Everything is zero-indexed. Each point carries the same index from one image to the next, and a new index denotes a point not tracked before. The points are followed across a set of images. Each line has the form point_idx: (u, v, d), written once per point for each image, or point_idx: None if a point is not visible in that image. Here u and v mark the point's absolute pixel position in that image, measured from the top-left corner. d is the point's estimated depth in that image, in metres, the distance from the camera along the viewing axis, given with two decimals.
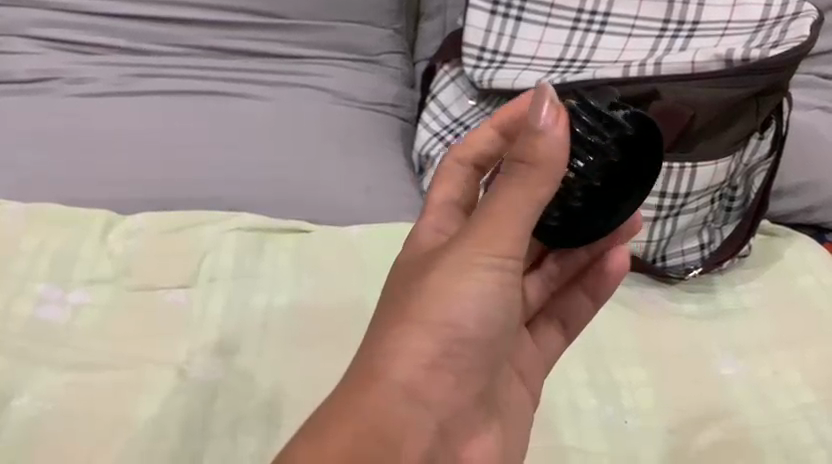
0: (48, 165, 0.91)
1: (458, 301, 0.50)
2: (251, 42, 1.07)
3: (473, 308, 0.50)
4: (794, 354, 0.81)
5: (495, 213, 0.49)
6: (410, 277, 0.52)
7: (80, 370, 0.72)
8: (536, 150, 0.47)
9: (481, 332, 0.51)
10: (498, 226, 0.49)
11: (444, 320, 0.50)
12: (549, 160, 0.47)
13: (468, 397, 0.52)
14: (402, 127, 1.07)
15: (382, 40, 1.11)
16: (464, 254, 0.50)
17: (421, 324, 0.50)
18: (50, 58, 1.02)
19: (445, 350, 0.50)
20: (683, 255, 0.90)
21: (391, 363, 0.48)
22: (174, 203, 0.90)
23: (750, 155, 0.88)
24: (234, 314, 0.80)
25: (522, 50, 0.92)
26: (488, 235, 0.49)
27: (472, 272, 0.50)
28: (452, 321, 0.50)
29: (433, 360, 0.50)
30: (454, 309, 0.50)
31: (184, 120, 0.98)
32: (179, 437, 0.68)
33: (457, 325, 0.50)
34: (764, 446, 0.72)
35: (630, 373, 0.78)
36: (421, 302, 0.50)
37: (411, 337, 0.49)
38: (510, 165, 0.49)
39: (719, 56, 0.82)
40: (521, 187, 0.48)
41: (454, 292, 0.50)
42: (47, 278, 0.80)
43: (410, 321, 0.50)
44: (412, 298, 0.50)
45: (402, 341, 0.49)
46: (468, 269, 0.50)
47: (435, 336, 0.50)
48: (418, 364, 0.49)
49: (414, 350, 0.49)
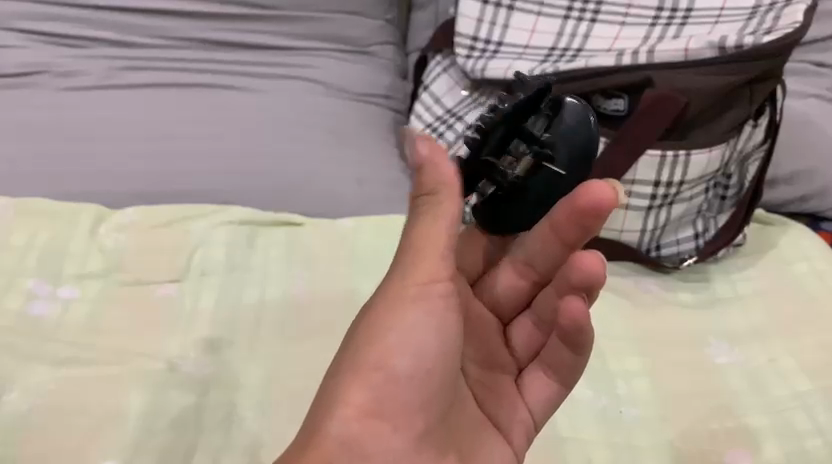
0: (37, 159, 0.90)
1: (388, 340, 0.51)
2: (242, 35, 1.06)
3: (400, 341, 0.51)
4: (791, 341, 0.81)
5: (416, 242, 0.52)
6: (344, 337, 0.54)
7: (69, 364, 0.72)
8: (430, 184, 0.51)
9: (413, 369, 0.51)
10: (420, 259, 0.52)
11: (371, 365, 0.51)
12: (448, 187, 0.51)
13: (414, 442, 0.52)
14: (395, 119, 1.06)
15: (372, 30, 1.10)
16: (391, 294, 0.52)
17: (352, 372, 0.50)
18: (38, 52, 1.01)
19: (376, 390, 0.50)
20: (677, 245, 0.90)
21: (328, 416, 0.49)
22: (165, 197, 0.89)
23: (744, 142, 0.87)
24: (225, 305, 0.79)
25: (514, 40, 0.91)
26: (408, 268, 0.52)
27: (398, 310, 0.52)
28: (382, 358, 0.51)
29: (366, 404, 0.50)
30: (380, 353, 0.51)
31: (175, 112, 0.97)
32: (170, 431, 0.67)
33: (385, 365, 0.51)
34: (759, 434, 0.72)
35: (624, 362, 0.78)
36: (352, 353, 0.51)
37: (345, 389, 0.50)
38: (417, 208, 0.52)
39: (713, 44, 0.81)
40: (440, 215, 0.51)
41: (385, 333, 0.52)
42: (36, 272, 0.80)
43: (343, 372, 0.51)
44: (344, 351, 0.52)
45: (338, 391, 0.50)
46: (394, 305, 0.52)
47: (366, 381, 0.50)
48: (355, 412, 0.50)
49: (351, 398, 0.50)
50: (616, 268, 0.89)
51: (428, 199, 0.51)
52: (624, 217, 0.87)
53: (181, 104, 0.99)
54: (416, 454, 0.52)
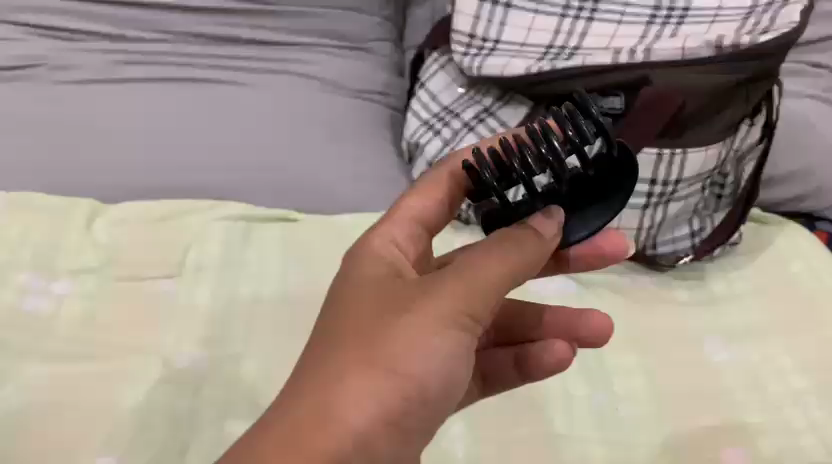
0: (32, 154, 0.90)
1: (431, 355, 0.44)
2: (238, 29, 1.06)
3: (443, 361, 0.45)
4: (786, 339, 0.81)
5: (488, 259, 0.46)
6: (374, 305, 0.46)
7: (64, 359, 0.72)
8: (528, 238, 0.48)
9: (442, 396, 0.46)
10: (481, 286, 0.46)
11: (407, 374, 0.44)
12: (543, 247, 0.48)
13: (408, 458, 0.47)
14: (392, 116, 1.06)
15: (369, 27, 1.09)
16: (443, 303, 0.45)
17: (386, 373, 0.43)
18: (33, 44, 1.01)
19: (403, 400, 0.44)
20: (674, 243, 0.89)
21: (352, 411, 0.42)
22: (165, 193, 0.90)
23: (741, 141, 0.88)
24: (221, 300, 0.79)
25: (510, 38, 0.91)
26: (480, 291, 0.46)
27: (448, 327, 0.45)
28: (420, 372, 0.44)
29: (390, 411, 0.43)
30: (424, 368, 0.44)
31: (172, 108, 0.97)
32: (167, 427, 0.68)
33: (422, 383, 0.44)
34: (754, 431, 0.72)
35: (620, 360, 0.78)
36: (391, 346, 0.44)
37: (374, 388, 0.43)
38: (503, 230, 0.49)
39: (709, 43, 0.81)
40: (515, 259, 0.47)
41: (430, 345, 0.44)
42: (30, 267, 0.79)
43: (375, 366, 0.43)
44: (382, 337, 0.44)
45: (365, 387, 0.43)
46: (448, 319, 0.45)
47: (396, 388, 0.43)
48: (377, 418, 0.43)
49: (376, 401, 0.43)
50: (612, 266, 0.89)
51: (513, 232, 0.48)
52: (621, 215, 0.87)
53: (177, 100, 0.98)
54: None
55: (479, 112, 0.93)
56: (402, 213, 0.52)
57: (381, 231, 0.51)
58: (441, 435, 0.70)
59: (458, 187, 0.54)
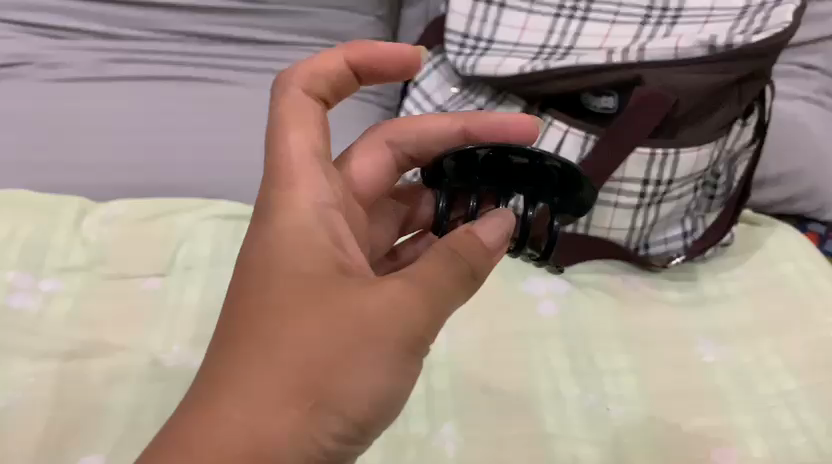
0: (22, 151, 0.90)
1: (370, 368, 0.44)
2: (230, 28, 1.05)
3: (385, 370, 0.44)
4: (778, 340, 0.81)
5: (427, 282, 0.46)
6: (306, 322, 0.44)
7: (50, 358, 0.71)
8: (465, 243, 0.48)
9: (386, 405, 0.45)
10: (421, 288, 0.46)
11: (342, 405, 0.43)
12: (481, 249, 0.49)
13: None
14: (385, 115, 1.06)
15: (363, 25, 1.09)
16: (380, 314, 0.45)
17: (320, 403, 0.42)
18: (24, 42, 1.00)
19: (342, 418, 0.43)
20: (665, 243, 0.91)
21: (284, 436, 0.41)
22: (155, 191, 0.90)
23: (733, 141, 0.87)
24: (210, 300, 0.78)
25: (504, 37, 0.91)
26: (424, 296, 0.46)
27: (384, 335, 0.44)
28: (358, 385, 0.43)
29: (326, 429, 0.43)
30: (357, 399, 0.43)
31: (164, 106, 0.96)
32: (156, 425, 0.67)
33: (363, 394, 0.43)
34: (743, 430, 0.72)
35: (612, 360, 0.78)
36: (322, 365, 0.43)
37: (303, 417, 0.42)
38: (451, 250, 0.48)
39: (702, 42, 0.81)
40: (447, 260, 0.47)
41: (367, 357, 0.44)
42: (18, 265, 0.79)
43: (305, 394, 0.42)
44: (317, 362, 0.43)
45: (296, 420, 0.42)
46: (383, 329, 0.44)
47: (331, 405, 0.43)
48: (314, 437, 0.42)
49: (309, 422, 0.42)
50: (604, 266, 0.88)
51: (458, 240, 0.49)
52: (613, 215, 0.88)
53: (168, 98, 0.97)
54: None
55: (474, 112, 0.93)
56: (304, 156, 0.52)
57: (289, 160, 0.52)
58: (431, 434, 0.70)
59: (328, 93, 0.58)
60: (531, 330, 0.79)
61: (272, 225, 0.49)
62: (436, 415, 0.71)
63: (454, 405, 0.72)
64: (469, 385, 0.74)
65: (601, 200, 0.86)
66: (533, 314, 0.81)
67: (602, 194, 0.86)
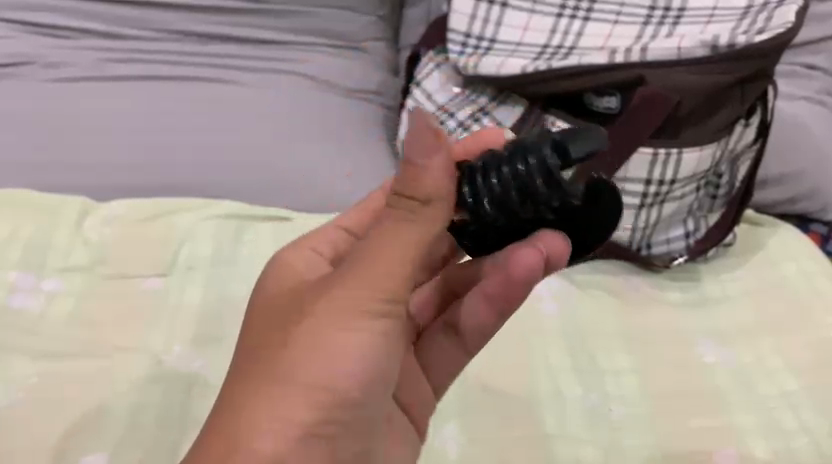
0: (23, 151, 0.90)
1: (332, 345, 0.46)
2: (233, 28, 1.05)
3: (350, 345, 0.46)
4: (778, 340, 0.81)
5: (376, 247, 0.45)
6: (278, 322, 0.47)
7: (52, 358, 0.71)
8: (413, 183, 0.43)
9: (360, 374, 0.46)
10: (374, 253, 0.45)
11: (308, 384, 0.45)
12: (436, 192, 0.44)
13: (347, 435, 0.48)
14: (386, 115, 1.05)
15: (365, 25, 1.09)
16: (336, 293, 0.46)
17: (287, 386, 0.45)
18: (26, 42, 1.00)
19: (313, 397, 0.45)
20: (667, 244, 0.90)
21: (255, 424, 0.45)
22: (158, 191, 0.90)
23: (736, 141, 0.87)
24: (211, 299, 0.78)
25: (506, 37, 0.90)
26: (377, 263, 0.45)
27: (342, 312, 0.45)
28: (325, 361, 0.46)
29: (298, 411, 0.45)
30: (327, 382, 0.46)
31: (165, 106, 0.96)
32: (157, 425, 0.67)
33: (330, 370, 0.46)
34: (744, 430, 0.72)
35: (612, 359, 0.78)
36: (287, 353, 0.46)
37: (272, 402, 0.45)
38: (399, 197, 0.45)
39: (705, 43, 0.81)
40: (399, 220, 0.45)
41: (326, 336, 0.46)
42: (19, 265, 0.79)
43: (271, 381, 0.45)
44: (282, 352, 0.46)
45: (266, 407, 0.45)
46: (340, 307, 0.45)
47: (298, 385, 0.45)
48: (286, 420, 0.45)
49: (279, 407, 0.45)
50: (606, 266, 0.88)
51: (402, 183, 0.44)
52: None
53: (169, 98, 0.97)
54: (344, 445, 0.48)
55: (475, 112, 0.92)
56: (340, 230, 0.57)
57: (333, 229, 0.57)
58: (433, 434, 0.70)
59: None
60: (532, 331, 0.79)
61: (275, 259, 0.54)
62: (438, 416, 0.71)
63: (455, 406, 0.72)
64: (469, 385, 0.73)
65: None
66: (535, 314, 0.80)
67: None
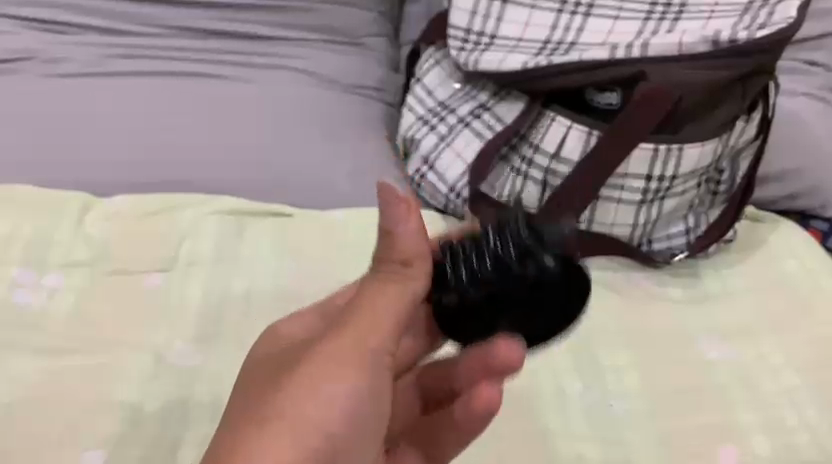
0: (23, 147, 0.89)
1: (329, 385, 0.48)
2: (233, 24, 1.05)
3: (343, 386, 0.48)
4: (779, 337, 0.81)
5: (367, 300, 0.49)
6: (276, 368, 0.49)
7: (53, 354, 0.71)
8: (396, 245, 0.49)
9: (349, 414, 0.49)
10: (366, 304, 0.49)
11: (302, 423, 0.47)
12: (417, 253, 0.49)
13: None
14: (386, 112, 1.04)
15: (365, 22, 1.09)
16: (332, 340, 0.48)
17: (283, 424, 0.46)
18: (27, 37, 1.00)
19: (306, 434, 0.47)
20: (668, 240, 0.90)
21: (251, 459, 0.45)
22: (154, 187, 0.89)
23: (737, 138, 0.87)
24: (212, 295, 0.78)
25: (507, 33, 0.90)
26: (369, 313, 0.49)
27: (337, 356, 0.48)
28: (320, 399, 0.47)
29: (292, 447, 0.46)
30: (321, 420, 0.47)
31: (165, 102, 0.96)
32: (158, 423, 0.67)
33: (324, 410, 0.48)
34: (746, 427, 0.72)
35: (613, 356, 0.78)
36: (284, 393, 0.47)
37: (268, 438, 0.46)
38: (383, 263, 0.50)
39: (707, 38, 0.81)
40: (385, 278, 0.49)
41: (323, 377, 0.48)
42: (20, 262, 0.79)
43: (268, 418, 0.47)
44: (278, 392, 0.47)
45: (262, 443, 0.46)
46: (336, 350, 0.48)
47: (293, 423, 0.47)
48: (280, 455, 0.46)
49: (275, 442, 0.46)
50: (606, 261, 0.88)
51: (385, 244, 0.49)
52: (616, 212, 0.87)
53: (169, 94, 0.97)
54: None
55: (475, 108, 0.92)
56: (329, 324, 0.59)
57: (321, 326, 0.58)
58: None
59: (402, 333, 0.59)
60: None
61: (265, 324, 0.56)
62: None
63: None
64: None
65: (603, 197, 0.86)
66: None
67: (604, 190, 0.86)
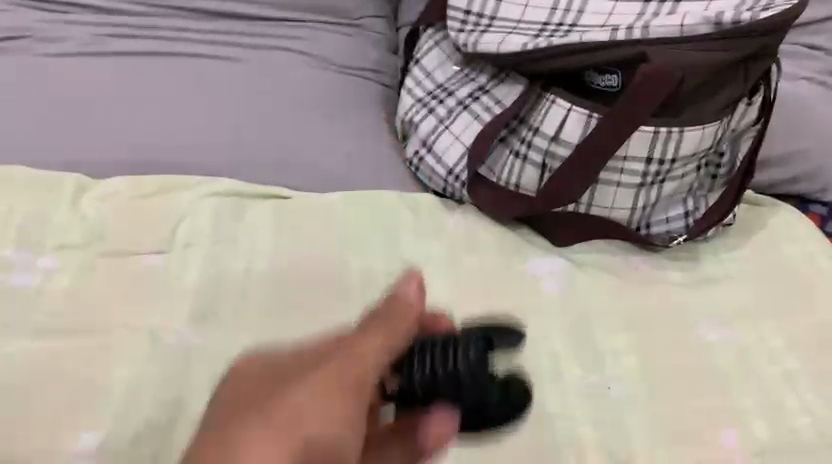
0: (19, 127, 0.89)
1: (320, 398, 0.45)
2: (229, 4, 1.04)
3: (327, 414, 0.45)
4: (780, 322, 0.81)
5: (371, 335, 0.48)
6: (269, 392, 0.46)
7: (52, 335, 0.71)
8: (399, 303, 0.50)
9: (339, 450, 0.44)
10: (365, 339, 0.48)
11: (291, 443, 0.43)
12: (411, 309, 0.50)
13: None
14: (385, 95, 1.02)
15: (362, 4, 1.08)
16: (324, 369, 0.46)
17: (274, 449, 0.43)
18: (21, 17, 0.99)
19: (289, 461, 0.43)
20: (667, 224, 0.89)
21: None
22: (152, 168, 0.89)
23: (738, 120, 0.87)
24: (211, 277, 0.78)
25: (507, 14, 0.89)
26: (364, 351, 0.47)
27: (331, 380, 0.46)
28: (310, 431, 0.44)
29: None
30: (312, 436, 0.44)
31: (161, 82, 0.95)
32: (156, 405, 0.67)
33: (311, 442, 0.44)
34: (744, 411, 0.72)
35: (613, 339, 0.78)
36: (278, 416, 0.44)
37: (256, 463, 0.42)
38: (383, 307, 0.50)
39: (709, 20, 0.80)
40: (385, 332, 0.48)
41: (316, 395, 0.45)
42: (16, 243, 0.78)
43: (263, 440, 0.43)
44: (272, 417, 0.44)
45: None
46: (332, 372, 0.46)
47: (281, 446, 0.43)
48: None
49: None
50: (606, 245, 0.88)
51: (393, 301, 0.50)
52: (615, 195, 0.86)
53: (165, 75, 0.96)
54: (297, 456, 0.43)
55: (474, 91, 0.91)
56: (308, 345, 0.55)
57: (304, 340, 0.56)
58: None
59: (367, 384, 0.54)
60: (532, 311, 0.79)
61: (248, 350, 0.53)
62: None
63: None
64: None
65: (603, 180, 0.85)
66: (533, 293, 0.81)
67: (604, 173, 0.85)
